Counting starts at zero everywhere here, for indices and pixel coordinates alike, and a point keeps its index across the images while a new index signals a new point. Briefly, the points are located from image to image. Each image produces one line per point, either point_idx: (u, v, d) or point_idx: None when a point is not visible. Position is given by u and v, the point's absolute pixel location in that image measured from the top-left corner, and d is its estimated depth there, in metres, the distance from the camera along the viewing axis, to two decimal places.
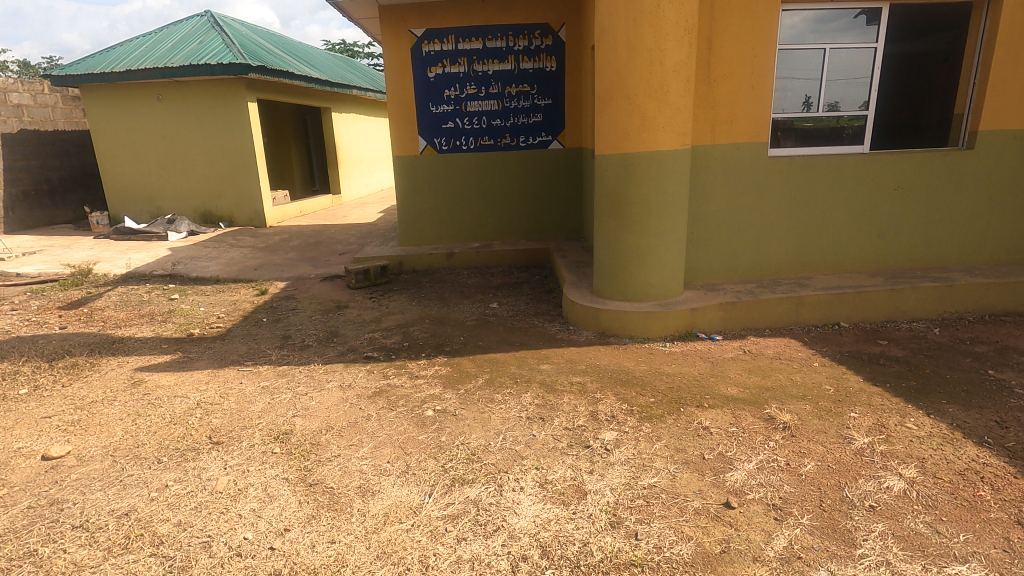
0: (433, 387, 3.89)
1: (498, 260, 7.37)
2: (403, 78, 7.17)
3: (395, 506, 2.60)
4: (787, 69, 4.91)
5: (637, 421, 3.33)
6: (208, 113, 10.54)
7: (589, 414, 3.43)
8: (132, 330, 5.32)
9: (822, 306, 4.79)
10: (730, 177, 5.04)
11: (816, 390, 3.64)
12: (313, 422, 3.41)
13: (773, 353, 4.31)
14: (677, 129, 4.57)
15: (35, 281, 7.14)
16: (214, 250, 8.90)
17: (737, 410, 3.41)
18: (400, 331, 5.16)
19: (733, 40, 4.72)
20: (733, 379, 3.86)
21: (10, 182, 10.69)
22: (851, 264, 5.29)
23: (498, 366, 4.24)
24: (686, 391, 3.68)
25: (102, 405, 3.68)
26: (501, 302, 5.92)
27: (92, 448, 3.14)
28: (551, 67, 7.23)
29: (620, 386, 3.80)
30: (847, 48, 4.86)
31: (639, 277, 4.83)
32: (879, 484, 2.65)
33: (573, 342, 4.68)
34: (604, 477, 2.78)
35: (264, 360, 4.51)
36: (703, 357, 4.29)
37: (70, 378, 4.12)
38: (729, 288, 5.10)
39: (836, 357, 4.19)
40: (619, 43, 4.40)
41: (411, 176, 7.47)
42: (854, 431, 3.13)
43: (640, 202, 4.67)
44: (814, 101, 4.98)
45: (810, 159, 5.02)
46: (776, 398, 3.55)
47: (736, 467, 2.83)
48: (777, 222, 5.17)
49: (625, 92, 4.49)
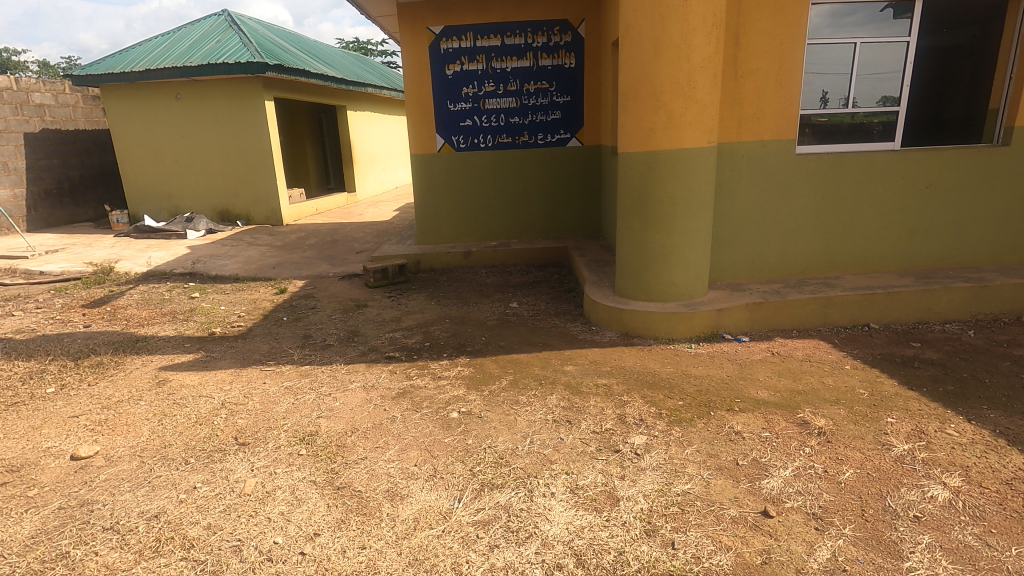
0: (457, 389, 3.86)
1: (516, 259, 7.32)
2: (420, 76, 7.13)
3: (425, 511, 2.56)
4: (813, 64, 4.79)
5: (667, 425, 3.27)
6: (226, 112, 10.59)
7: (617, 418, 3.37)
8: (155, 329, 5.34)
9: (851, 308, 4.68)
10: (756, 175, 4.95)
11: (850, 393, 3.55)
12: (337, 424, 3.39)
13: (802, 355, 4.20)
14: (703, 126, 4.48)
15: (58, 280, 7.20)
16: (233, 249, 8.92)
17: (769, 414, 3.34)
18: (421, 331, 5.12)
19: (760, 35, 4.61)
20: (763, 382, 3.77)
21: (32, 181, 10.82)
22: (881, 263, 5.16)
23: (521, 367, 4.19)
24: (715, 394, 3.61)
25: (128, 404, 3.69)
26: (521, 302, 5.87)
27: (120, 448, 3.15)
28: (570, 64, 7.14)
29: (647, 388, 3.74)
30: (873, 42, 4.73)
31: (663, 276, 4.75)
32: (922, 493, 2.57)
33: (596, 343, 4.61)
34: (637, 483, 2.72)
35: (287, 360, 4.50)
36: (731, 358, 4.20)
37: (95, 377, 4.13)
38: (756, 288, 5.00)
39: (868, 359, 4.08)
40: (645, 39, 4.32)
41: (429, 175, 7.43)
42: (893, 437, 3.04)
43: (665, 200, 4.59)
44: (840, 97, 4.86)
45: (839, 156, 4.91)
46: (809, 402, 3.47)
47: (772, 474, 2.76)
48: (805, 221, 5.06)
49: (650, 89, 4.41)
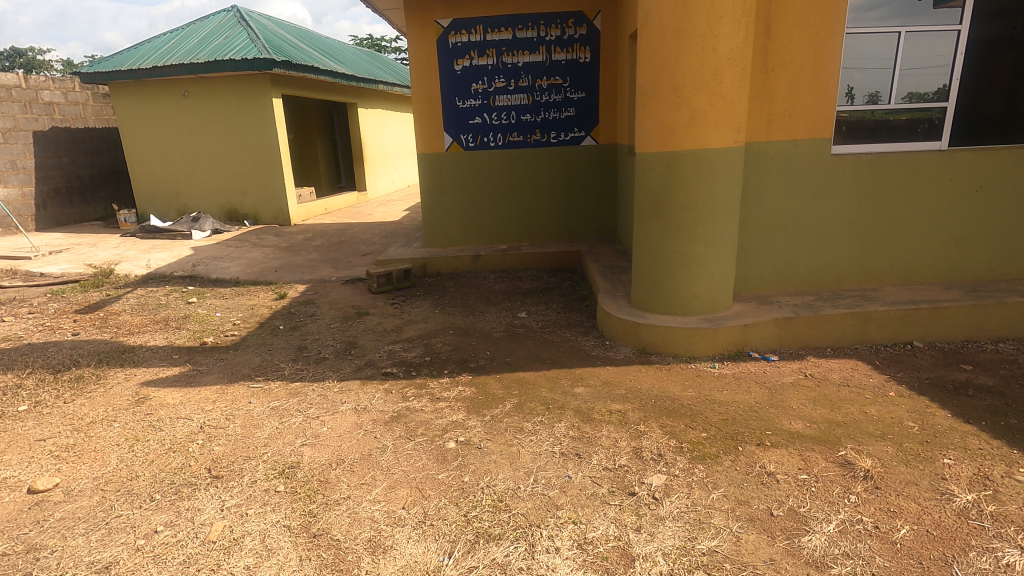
0: (456, 413, 3.51)
1: (527, 263, 6.95)
2: (428, 71, 6.79)
3: (408, 569, 2.24)
4: (850, 57, 4.33)
5: (689, 462, 2.90)
6: (234, 110, 10.37)
7: (632, 452, 3.01)
8: (145, 338, 5.09)
9: (892, 324, 4.25)
10: (786, 178, 4.53)
11: (897, 427, 3.15)
12: (322, 453, 3.08)
13: (839, 378, 3.79)
14: (730, 124, 4.08)
15: (56, 283, 7.02)
16: (236, 250, 8.68)
17: (806, 451, 2.94)
18: (423, 343, 4.79)
19: (793, 23, 4.19)
20: (796, 411, 3.37)
21: (41, 179, 10.73)
22: (923, 274, 4.71)
23: (527, 388, 3.84)
24: (743, 425, 3.22)
25: (100, 426, 3.41)
26: (530, 312, 5.50)
27: (82, 480, 2.86)
28: (585, 58, 6.76)
29: (666, 416, 3.36)
30: (918, 32, 4.26)
31: (684, 287, 4.36)
32: (994, 560, 2.17)
33: (610, 361, 4.24)
34: (655, 539, 2.36)
35: (277, 376, 4.20)
36: (759, 381, 3.80)
37: (72, 394, 3.87)
38: (785, 300, 4.59)
39: (914, 384, 3.66)
40: (667, 28, 3.93)
41: (436, 176, 7.08)
42: (953, 484, 2.63)
43: (687, 205, 4.20)
44: (881, 94, 4.40)
45: (878, 157, 4.48)
46: (850, 437, 3.07)
47: (814, 530, 2.37)
48: (841, 228, 4.64)
49: (671, 84, 4.03)
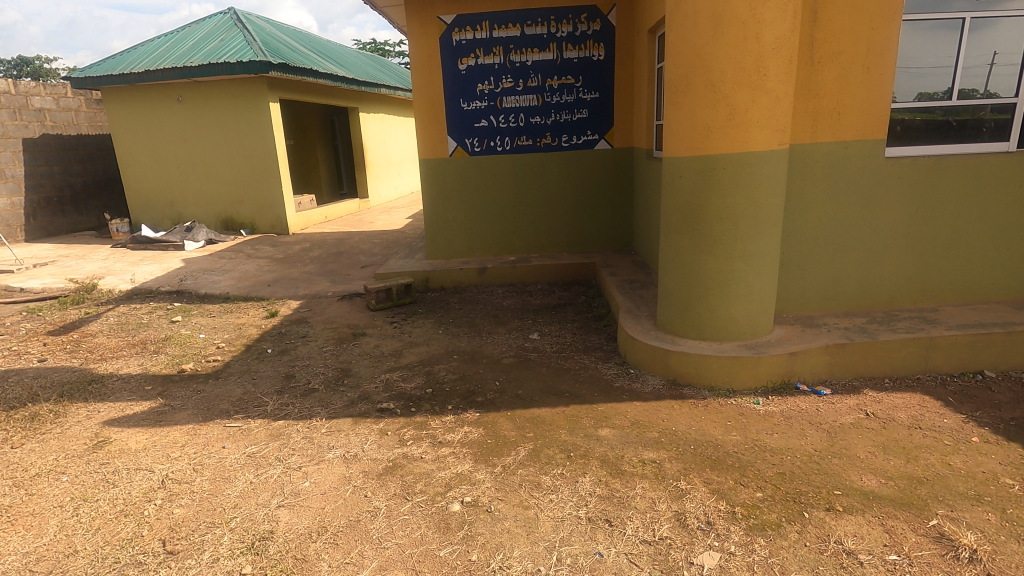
0: (462, 462, 3.00)
1: (537, 276, 6.44)
2: (431, 71, 6.30)
3: None
4: (905, 50, 3.82)
5: (745, 534, 2.37)
6: (230, 115, 9.94)
7: (675, 519, 2.48)
8: (118, 364, 4.60)
9: (960, 351, 3.70)
10: (833, 184, 4.00)
11: (992, 485, 2.61)
12: (302, 518, 2.57)
13: (907, 418, 3.25)
14: (775, 124, 3.56)
15: (34, 299, 6.57)
16: (229, 262, 8.21)
17: (887, 519, 2.41)
18: (424, 371, 4.29)
19: (844, 9, 3.67)
20: (866, 462, 2.83)
21: (31, 188, 10.31)
22: (987, 292, 4.17)
23: (544, 429, 3.31)
24: (805, 482, 2.68)
25: (46, 481, 2.92)
26: (543, 333, 4.98)
27: (8, 557, 2.37)
28: (599, 56, 6.27)
29: (709, 468, 2.83)
30: (982, 21, 3.75)
31: (720, 309, 3.83)
32: None
33: (637, 395, 3.71)
34: None
35: (258, 412, 3.69)
36: (814, 422, 3.26)
37: (22, 437, 3.38)
38: (833, 323, 4.06)
39: (997, 426, 3.12)
40: (703, 14, 3.43)
41: (440, 182, 6.59)
42: None
43: (724, 216, 3.67)
44: (938, 92, 3.89)
45: (939, 160, 3.93)
46: (937, 498, 2.54)
47: None
48: (895, 240, 4.10)
49: (706, 79, 3.52)
